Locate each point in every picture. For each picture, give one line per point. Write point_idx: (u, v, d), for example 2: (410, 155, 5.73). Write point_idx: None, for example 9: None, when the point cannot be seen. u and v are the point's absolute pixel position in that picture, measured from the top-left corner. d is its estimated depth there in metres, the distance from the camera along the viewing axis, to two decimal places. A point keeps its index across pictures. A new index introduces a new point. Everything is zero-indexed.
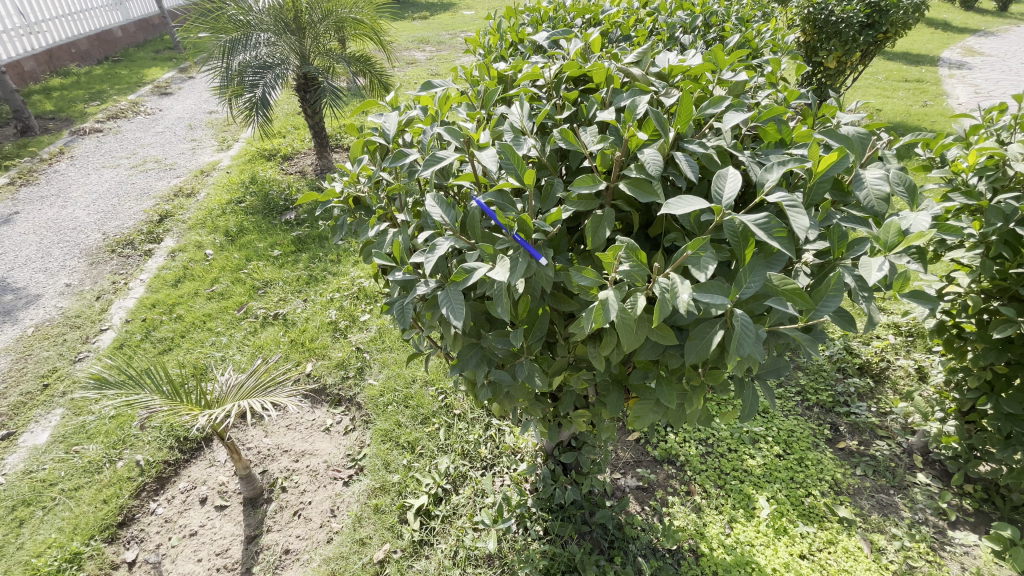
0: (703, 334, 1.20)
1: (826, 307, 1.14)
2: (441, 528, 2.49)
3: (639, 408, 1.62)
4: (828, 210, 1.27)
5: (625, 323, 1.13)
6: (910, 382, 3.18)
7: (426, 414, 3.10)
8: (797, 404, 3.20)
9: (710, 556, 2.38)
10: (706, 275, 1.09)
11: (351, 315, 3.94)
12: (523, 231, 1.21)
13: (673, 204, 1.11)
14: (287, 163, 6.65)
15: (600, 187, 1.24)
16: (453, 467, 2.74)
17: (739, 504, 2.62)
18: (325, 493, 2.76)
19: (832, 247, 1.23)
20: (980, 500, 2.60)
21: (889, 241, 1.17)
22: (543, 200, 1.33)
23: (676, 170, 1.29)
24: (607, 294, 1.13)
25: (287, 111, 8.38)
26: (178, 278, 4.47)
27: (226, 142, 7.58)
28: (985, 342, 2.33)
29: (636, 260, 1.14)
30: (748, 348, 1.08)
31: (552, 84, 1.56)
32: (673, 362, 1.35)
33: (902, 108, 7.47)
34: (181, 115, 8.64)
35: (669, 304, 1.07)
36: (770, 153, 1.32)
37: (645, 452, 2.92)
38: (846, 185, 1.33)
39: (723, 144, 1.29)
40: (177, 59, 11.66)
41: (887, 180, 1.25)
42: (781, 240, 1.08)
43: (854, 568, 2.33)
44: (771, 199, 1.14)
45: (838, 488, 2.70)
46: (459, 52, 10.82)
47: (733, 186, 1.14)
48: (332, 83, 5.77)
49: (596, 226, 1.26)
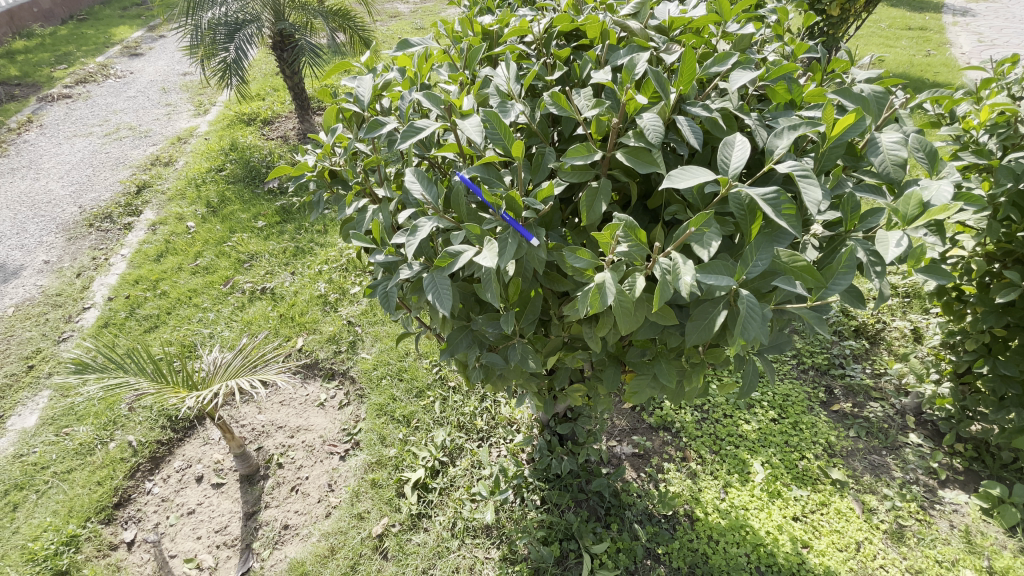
0: (705, 314, 1.14)
1: (837, 285, 1.06)
2: (439, 501, 2.51)
3: (636, 384, 1.55)
4: (839, 178, 1.17)
5: (622, 306, 1.07)
6: (905, 343, 3.16)
7: (420, 388, 3.05)
8: (792, 367, 3.18)
9: (704, 520, 2.41)
10: (709, 253, 1.02)
11: (341, 288, 3.85)
12: (512, 210, 1.12)
13: (674, 176, 1.02)
14: (267, 128, 6.38)
15: (595, 158, 1.12)
16: (449, 439, 2.74)
17: (734, 469, 2.64)
18: (322, 468, 2.76)
19: (844, 219, 1.15)
20: (971, 459, 2.64)
21: (910, 213, 1.06)
22: (534, 172, 1.22)
23: (677, 136, 1.19)
24: (604, 276, 1.05)
25: (266, 71, 7.98)
26: (160, 252, 4.34)
27: (202, 106, 7.23)
28: (985, 306, 2.29)
29: (634, 240, 1.06)
30: (753, 331, 1.02)
31: (542, 40, 1.39)
32: (672, 341, 1.30)
33: (904, 58, 7.22)
34: (153, 78, 8.22)
35: (669, 287, 1.00)
36: (778, 116, 1.22)
37: (640, 419, 2.90)
38: (859, 149, 1.24)
39: (728, 106, 1.18)
40: (146, 16, 11.01)
41: (904, 144, 1.16)
42: (791, 215, 0.99)
43: (845, 528, 2.38)
44: (781, 167, 1.05)
45: (831, 451, 2.72)
46: (443, 4, 10.27)
47: (741, 155, 1.05)
48: (310, 40, 5.44)
49: (592, 200, 1.17)
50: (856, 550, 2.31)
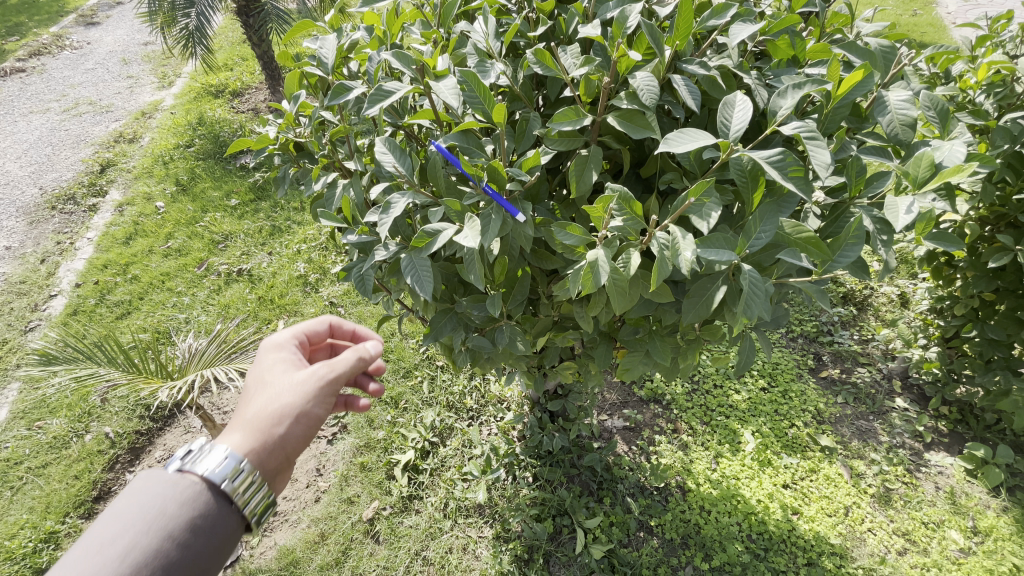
0: (703, 290, 1.07)
1: (845, 257, 0.99)
2: (430, 482, 2.47)
3: (628, 361, 1.49)
4: (843, 140, 1.10)
5: (617, 285, 0.99)
6: (892, 308, 3.16)
7: (408, 368, 2.98)
8: (781, 336, 3.16)
9: (696, 491, 2.42)
10: (709, 225, 0.94)
11: (321, 268, 3.72)
12: (495, 182, 1.02)
13: (671, 141, 0.93)
14: (237, 100, 6.06)
15: (584, 123, 1.03)
16: (438, 420, 2.68)
17: (725, 439, 2.64)
18: (309, 453, 2.70)
19: (849, 184, 1.08)
20: (956, 421, 2.68)
21: (921, 176, 0.98)
22: (518, 139, 1.12)
23: (672, 98, 1.10)
24: (597, 253, 0.97)
25: (232, 40, 7.56)
26: (129, 235, 4.14)
27: (166, 78, 6.84)
28: (976, 270, 2.27)
29: (629, 212, 0.98)
30: (757, 308, 0.95)
31: None
32: (667, 319, 1.24)
33: (891, 17, 7.08)
34: (113, 49, 7.75)
35: (668, 263, 0.93)
36: (780, 74, 1.12)
37: (630, 392, 2.87)
38: (863, 109, 1.16)
39: (728, 63, 1.08)
40: None
41: (913, 102, 1.08)
42: (797, 180, 0.91)
43: (834, 494, 2.40)
44: (786, 129, 0.97)
45: (820, 418, 2.73)
46: None
47: (743, 116, 0.96)
48: (277, 5, 5.11)
49: (581, 169, 1.07)
50: (845, 514, 2.34)
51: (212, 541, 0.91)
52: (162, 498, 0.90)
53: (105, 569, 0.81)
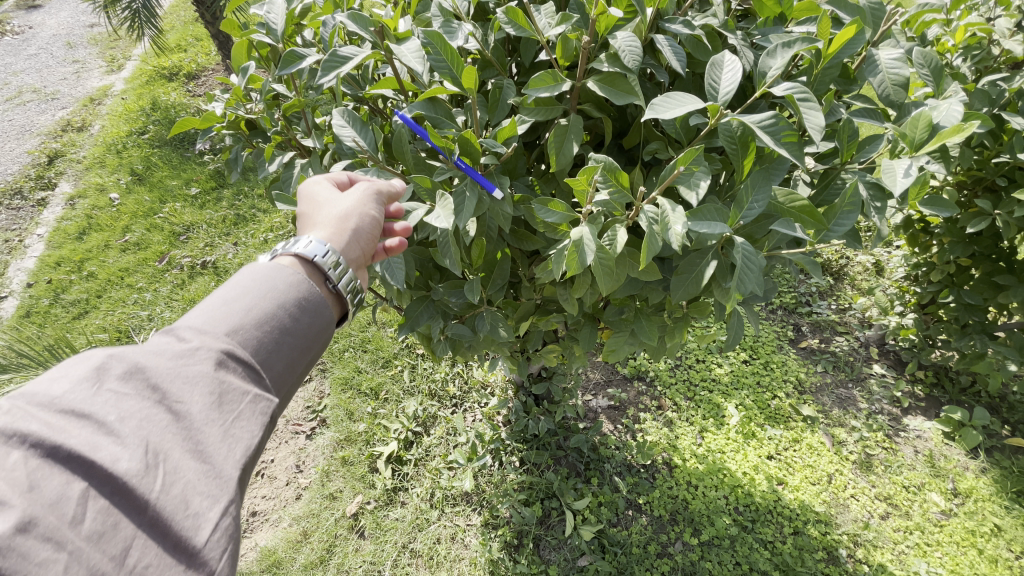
0: (693, 267, 1.01)
1: (840, 227, 0.94)
2: (414, 473, 2.41)
3: (613, 342, 1.45)
4: (833, 103, 1.05)
5: (603, 264, 0.93)
6: (868, 277, 3.19)
7: (386, 357, 2.89)
8: (761, 308, 3.16)
9: (683, 467, 2.41)
10: (699, 197, 0.88)
11: None
12: (468, 156, 0.94)
13: (657, 105, 0.86)
14: (192, 83, 5.74)
15: (562, 90, 0.95)
16: (421, 409, 2.61)
17: (709, 414, 2.64)
18: (287, 449, 2.61)
19: (841, 150, 1.02)
20: (931, 385, 2.74)
21: (918, 138, 0.94)
22: (492, 109, 1.03)
23: (655, 61, 1.02)
24: (581, 231, 0.90)
25: (184, 18, 7.13)
26: (82, 230, 3.91)
27: (114, 61, 6.43)
28: (954, 236, 2.28)
29: (615, 185, 0.90)
30: (751, 284, 0.90)
31: None
32: (655, 298, 1.19)
33: None
34: (53, 30, 7.24)
35: (657, 239, 0.86)
36: (767, 33, 1.06)
37: (614, 371, 2.83)
38: (852, 71, 1.11)
39: (713, 21, 1.01)
40: None
41: (904, 61, 1.03)
42: (791, 145, 0.85)
43: (817, 463, 2.43)
44: (778, 91, 0.90)
45: (801, 388, 2.75)
46: None
47: (733, 77, 0.89)
48: None
49: (561, 140, 1.00)
50: (828, 482, 2.37)
51: (325, 316, 0.84)
52: (272, 266, 0.83)
53: (230, 312, 0.75)
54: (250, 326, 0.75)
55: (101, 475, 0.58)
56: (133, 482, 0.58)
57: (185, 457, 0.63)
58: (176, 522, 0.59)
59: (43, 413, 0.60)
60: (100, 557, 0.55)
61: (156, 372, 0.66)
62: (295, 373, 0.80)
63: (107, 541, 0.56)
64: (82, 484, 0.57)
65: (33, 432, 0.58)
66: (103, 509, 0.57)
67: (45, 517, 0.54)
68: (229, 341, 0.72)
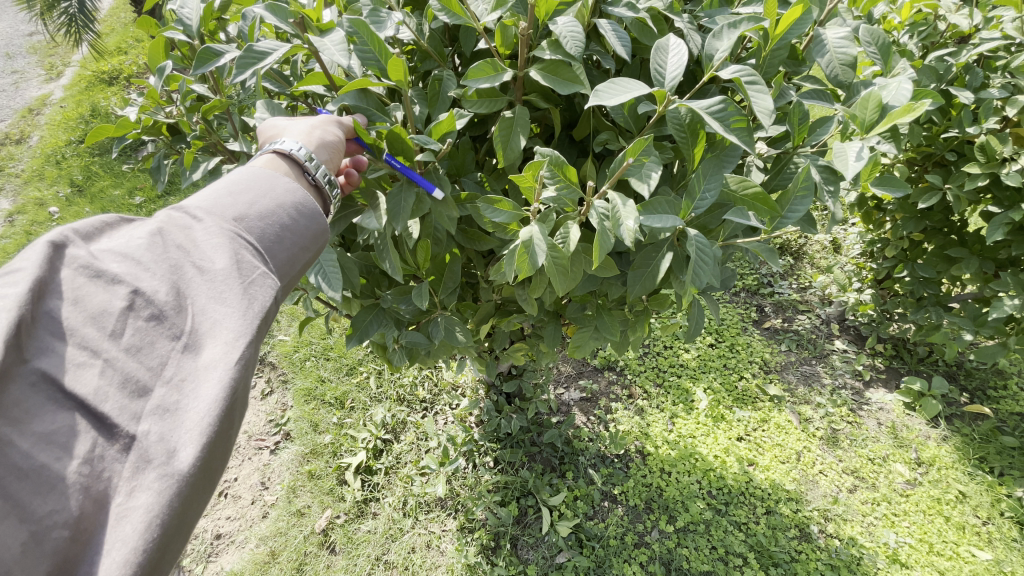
0: (649, 261, 0.98)
1: (794, 213, 0.92)
2: (386, 482, 2.34)
3: (578, 337, 1.39)
4: (783, 85, 1.02)
5: (556, 264, 0.88)
6: (826, 255, 3.26)
7: (351, 364, 2.79)
8: (726, 292, 3.19)
9: (656, 454, 2.42)
10: (649, 188, 0.84)
11: None
12: (405, 156, 0.87)
13: (601, 93, 0.81)
14: (131, 85, 5.43)
15: (503, 80, 0.89)
16: (389, 416, 2.54)
17: (679, 399, 2.65)
18: (251, 466, 2.50)
19: (792, 133, 1.00)
20: (891, 356, 2.83)
21: (868, 119, 0.91)
22: (431, 103, 0.97)
23: (600, 47, 0.98)
24: (530, 230, 0.85)
25: (120, 16, 6.74)
26: (16, 247, 3.66)
27: (44, 64, 6.03)
28: (906, 212, 2.33)
29: (563, 180, 0.85)
30: (707, 277, 0.86)
31: None
32: (614, 293, 1.15)
33: None
34: None
35: (609, 235, 0.82)
36: (713, 15, 1.02)
37: (584, 363, 2.81)
38: (800, 52, 1.09)
39: (657, 4, 0.97)
40: None
41: (850, 40, 1.01)
42: (740, 131, 0.82)
43: (785, 441, 2.47)
44: (726, 74, 0.87)
45: (767, 367, 2.80)
46: None
47: (678, 61, 0.85)
48: None
49: (507, 134, 0.94)
50: (797, 460, 2.42)
51: (324, 222, 0.76)
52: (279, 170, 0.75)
53: (240, 202, 0.67)
54: (254, 219, 0.67)
55: (139, 297, 0.56)
56: (165, 308, 0.56)
57: (210, 302, 0.58)
58: (202, 344, 0.55)
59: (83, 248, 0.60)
60: (136, 368, 0.53)
61: (179, 231, 0.62)
62: (298, 271, 0.72)
63: (143, 357, 0.54)
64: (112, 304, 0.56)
65: (76, 258, 0.57)
66: (136, 329, 0.55)
67: (80, 331, 0.53)
68: (238, 224, 0.65)
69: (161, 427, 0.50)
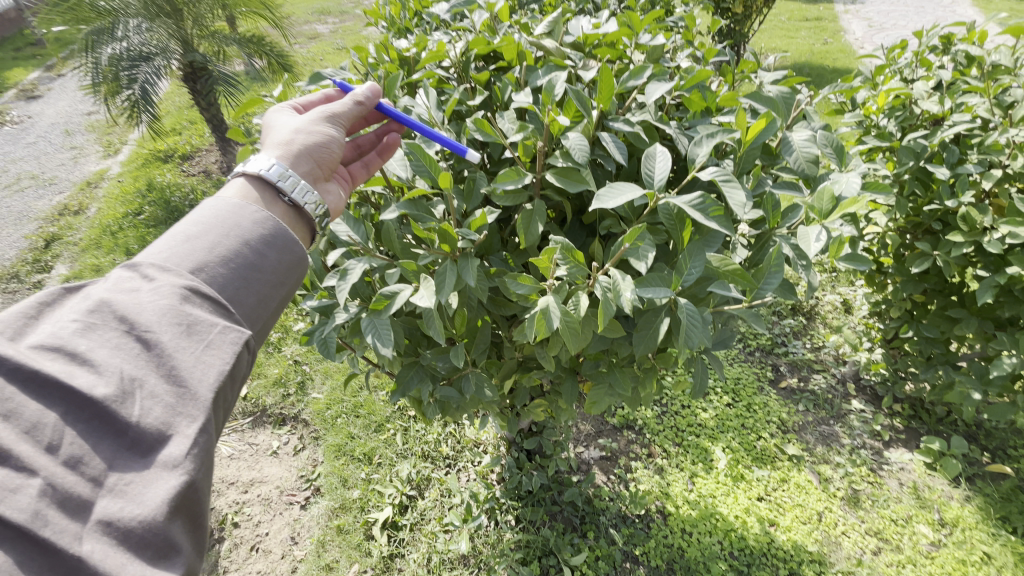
0: (650, 324, 1.15)
1: (769, 285, 1.10)
2: (411, 538, 2.41)
3: (594, 394, 1.51)
4: (759, 178, 1.22)
5: (569, 327, 1.05)
6: (837, 315, 3.37)
7: (379, 421, 2.93)
8: (740, 351, 3.28)
9: (677, 514, 2.45)
10: (646, 266, 1.03)
11: (284, 326, 3.69)
12: (446, 242, 1.08)
13: (603, 194, 1.02)
14: (187, 164, 6.03)
15: (525, 182, 1.11)
16: (414, 472, 2.64)
17: (697, 458, 2.69)
18: (282, 521, 2.60)
19: (768, 217, 1.19)
20: (910, 417, 2.84)
21: (825, 208, 1.10)
22: (466, 198, 1.19)
23: (603, 152, 1.20)
24: (547, 299, 1.03)
25: (180, 104, 7.57)
26: None
27: (111, 146, 6.74)
28: (903, 275, 2.47)
29: (572, 261, 1.03)
30: (697, 338, 1.03)
31: (460, 65, 1.38)
32: (623, 352, 1.31)
33: (805, 48, 7.76)
34: (52, 120, 7.60)
35: (612, 304, 1.00)
36: (696, 124, 1.25)
37: (603, 422, 2.90)
38: (773, 149, 1.31)
39: (648, 118, 1.20)
40: (38, 55, 10.13)
41: (813, 141, 1.22)
42: (718, 220, 1.01)
43: (806, 501, 2.48)
44: (704, 175, 1.08)
45: (785, 427, 2.84)
46: (366, 25, 10.14)
47: (664, 166, 1.06)
48: (224, 69, 5.21)
49: (527, 222, 1.15)
50: (819, 520, 2.41)
51: (292, 254, 0.97)
52: (236, 210, 0.96)
53: (196, 255, 0.87)
54: (216, 264, 0.87)
55: (79, 399, 0.70)
56: (112, 406, 0.70)
57: (159, 381, 0.74)
58: (152, 435, 0.70)
59: (25, 347, 0.72)
60: (79, 474, 0.66)
61: (132, 307, 0.79)
62: (267, 307, 0.92)
63: (85, 464, 0.67)
64: (59, 412, 0.69)
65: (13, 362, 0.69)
66: (78, 436, 0.68)
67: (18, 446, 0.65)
68: (195, 279, 0.84)
69: (107, 521, 0.64)
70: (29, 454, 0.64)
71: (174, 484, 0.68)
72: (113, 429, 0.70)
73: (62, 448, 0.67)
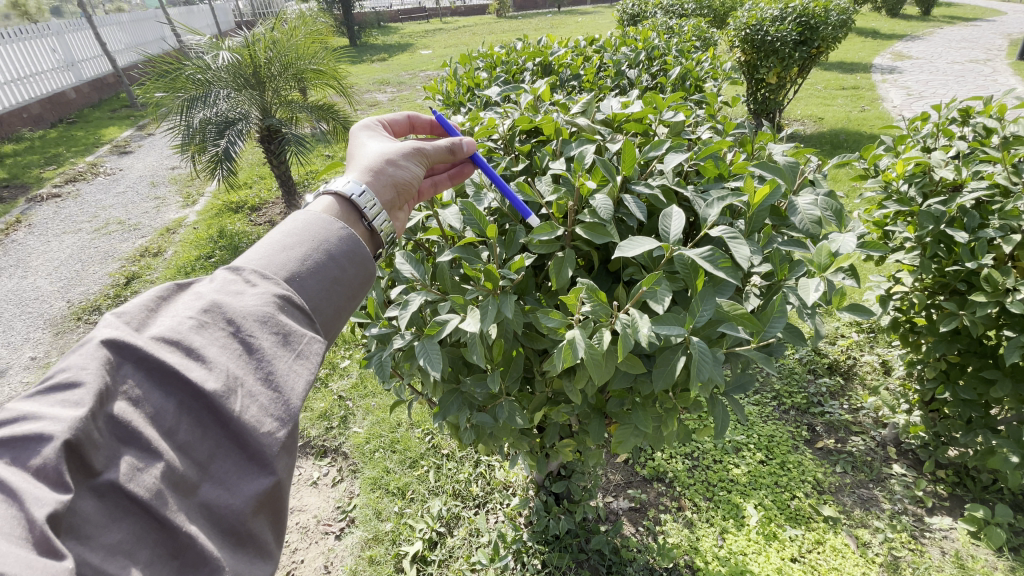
0: (667, 360, 1.28)
1: (773, 328, 1.23)
2: (438, 574, 2.48)
3: (620, 433, 1.65)
4: (768, 235, 1.38)
5: (593, 358, 1.20)
6: (876, 376, 3.33)
7: (414, 458, 3.06)
8: (773, 408, 3.28)
9: (705, 570, 2.41)
10: (662, 307, 1.18)
11: (332, 363, 3.95)
12: (490, 281, 1.28)
13: (624, 245, 1.20)
14: (254, 214, 6.65)
15: (558, 234, 1.30)
16: (445, 509, 2.73)
17: (728, 514, 2.67)
18: (317, 549, 2.72)
19: (776, 270, 1.34)
20: (954, 484, 2.74)
21: (824, 262, 1.25)
22: (508, 247, 1.40)
23: (626, 210, 1.40)
24: (574, 332, 1.20)
25: (252, 162, 8.42)
26: None
27: (190, 198, 7.52)
28: (935, 336, 2.49)
29: (597, 300, 1.23)
30: (707, 372, 1.16)
31: (507, 138, 1.64)
32: (645, 388, 1.44)
33: (841, 116, 7.95)
34: (142, 173, 8.58)
35: (630, 338, 1.16)
36: (710, 188, 1.44)
37: (633, 473, 2.95)
38: (782, 210, 1.46)
39: (666, 183, 1.39)
40: (135, 117, 11.53)
41: (816, 204, 1.37)
42: (725, 269, 1.17)
43: (842, 565, 2.40)
44: (714, 232, 1.25)
45: (820, 488, 2.78)
46: (421, 94, 11.11)
47: (678, 224, 1.24)
48: (295, 132, 5.86)
49: (559, 267, 1.34)
50: None
51: (362, 271, 1.08)
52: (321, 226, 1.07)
53: (289, 264, 0.98)
54: (304, 275, 0.98)
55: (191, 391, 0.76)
56: (220, 399, 0.76)
57: (258, 384, 0.80)
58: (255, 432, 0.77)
59: (151, 338, 0.79)
60: (188, 461, 0.72)
61: (238, 307, 0.88)
62: (337, 320, 1.04)
63: (193, 451, 0.73)
64: (176, 400, 0.75)
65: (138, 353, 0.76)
66: (192, 424, 0.74)
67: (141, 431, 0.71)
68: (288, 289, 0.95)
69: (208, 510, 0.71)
70: (155, 438, 0.71)
71: (267, 483, 0.75)
72: (220, 422, 0.76)
73: (178, 434, 0.73)
